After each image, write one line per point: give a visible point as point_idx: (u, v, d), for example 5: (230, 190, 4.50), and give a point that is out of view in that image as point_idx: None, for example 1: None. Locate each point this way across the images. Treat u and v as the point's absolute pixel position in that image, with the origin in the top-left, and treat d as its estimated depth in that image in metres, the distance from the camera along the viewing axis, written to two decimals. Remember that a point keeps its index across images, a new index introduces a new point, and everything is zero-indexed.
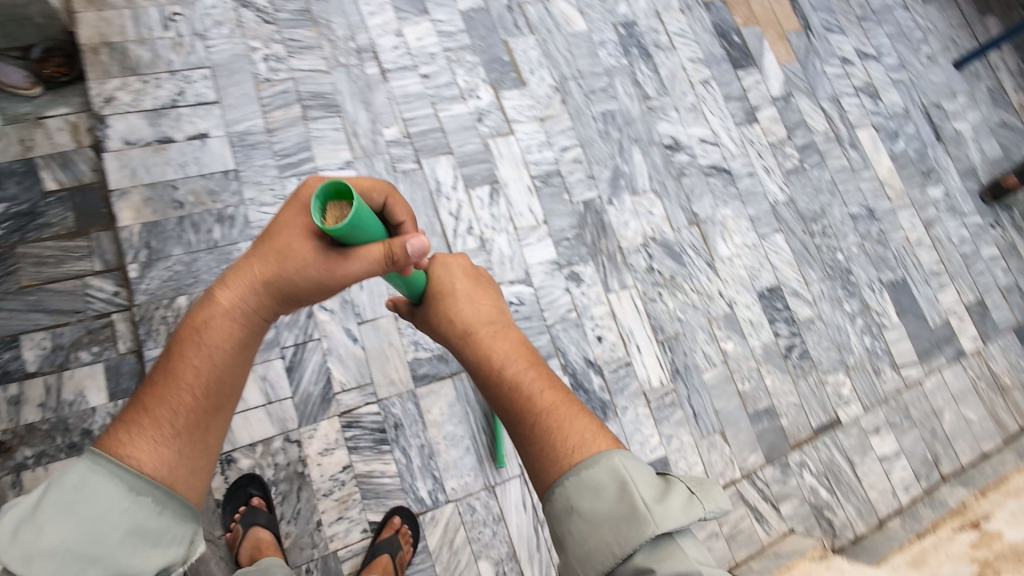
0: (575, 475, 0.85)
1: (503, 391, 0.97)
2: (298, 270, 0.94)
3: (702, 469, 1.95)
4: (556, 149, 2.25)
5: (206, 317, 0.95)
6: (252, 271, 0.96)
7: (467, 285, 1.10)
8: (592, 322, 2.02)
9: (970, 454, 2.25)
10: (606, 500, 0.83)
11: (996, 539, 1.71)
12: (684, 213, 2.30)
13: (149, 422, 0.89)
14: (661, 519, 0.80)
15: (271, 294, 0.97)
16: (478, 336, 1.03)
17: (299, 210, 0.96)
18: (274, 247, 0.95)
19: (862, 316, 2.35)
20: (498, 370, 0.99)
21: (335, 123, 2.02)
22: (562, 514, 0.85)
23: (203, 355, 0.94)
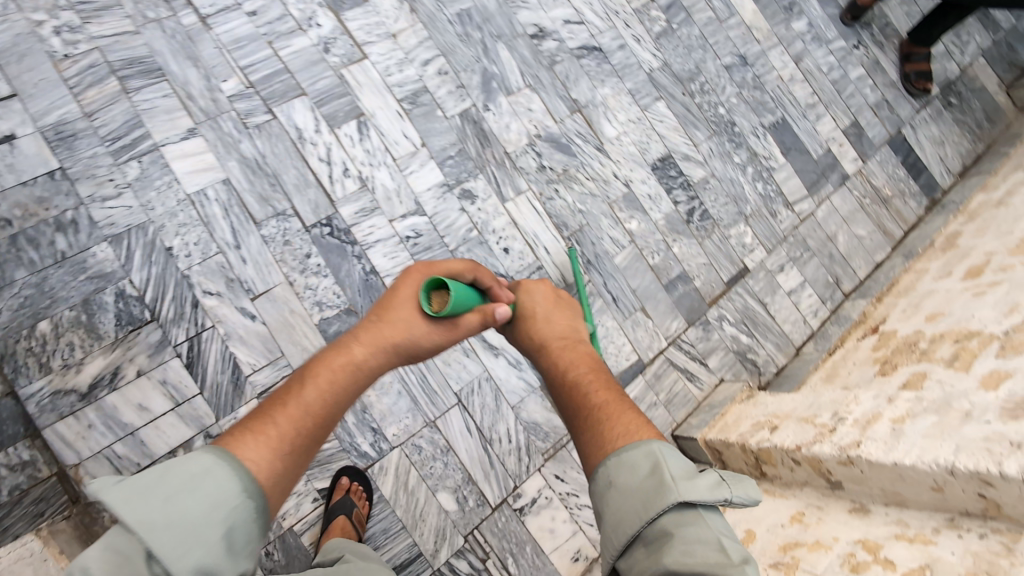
0: (615, 458, 0.82)
1: (572, 402, 0.91)
2: (404, 331, 0.96)
3: (631, 347, 2.04)
4: (417, 64, 2.10)
5: (331, 355, 0.93)
6: (371, 324, 0.97)
7: (553, 300, 1.10)
8: (496, 236, 1.99)
9: (866, 267, 2.43)
10: (636, 474, 0.80)
11: (892, 338, 1.90)
12: (564, 103, 2.24)
13: (263, 438, 0.80)
14: (688, 491, 0.77)
15: (382, 348, 0.95)
16: (553, 349, 1.01)
17: (420, 271, 1.01)
18: (385, 311, 0.98)
19: (751, 165, 2.42)
20: (576, 375, 0.94)
21: (163, 89, 1.80)
22: (601, 490, 0.82)
23: (321, 394, 0.87)
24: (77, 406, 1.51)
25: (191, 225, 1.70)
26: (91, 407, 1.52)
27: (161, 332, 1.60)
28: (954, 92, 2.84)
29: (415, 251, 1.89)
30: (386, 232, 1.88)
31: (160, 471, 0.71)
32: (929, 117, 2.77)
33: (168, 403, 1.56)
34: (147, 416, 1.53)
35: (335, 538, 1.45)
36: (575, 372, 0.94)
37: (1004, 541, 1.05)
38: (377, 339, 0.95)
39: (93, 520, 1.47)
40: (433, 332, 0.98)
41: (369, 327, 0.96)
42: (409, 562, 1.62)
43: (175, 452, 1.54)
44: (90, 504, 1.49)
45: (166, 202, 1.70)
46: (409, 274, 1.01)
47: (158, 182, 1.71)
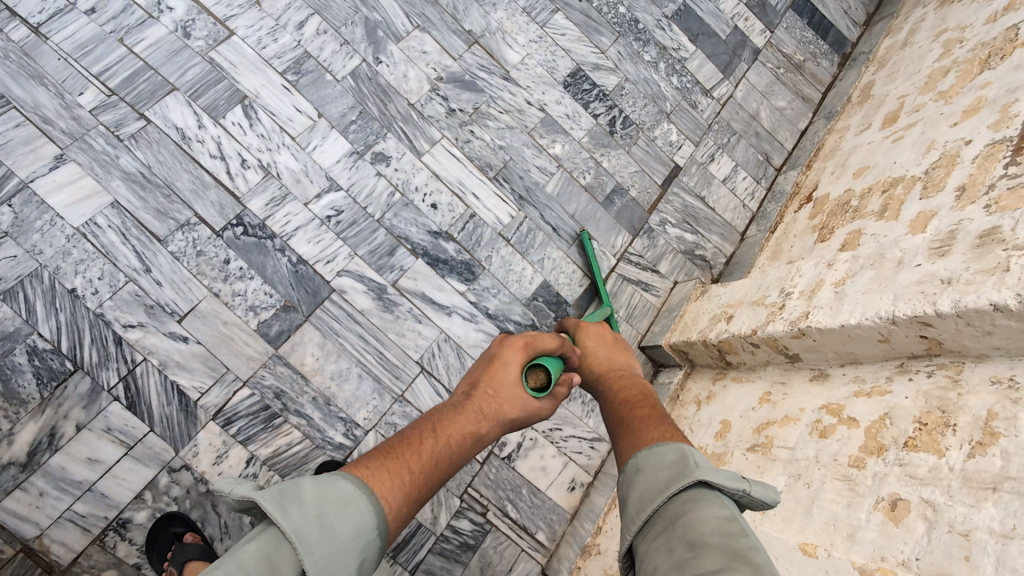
0: (646, 451, 0.78)
1: (622, 412, 0.92)
2: (519, 399, 0.92)
3: (582, 272, 2.02)
4: (292, 29, 1.94)
5: (447, 412, 0.87)
6: (487, 392, 0.92)
7: (616, 343, 1.15)
8: (420, 194, 1.91)
9: (792, 138, 2.44)
10: (664, 457, 0.75)
11: (825, 202, 1.93)
12: (458, 37, 2.12)
13: (400, 484, 0.73)
14: (709, 473, 0.71)
15: (497, 419, 0.90)
16: (618, 379, 1.03)
17: (526, 341, 0.99)
18: (495, 381, 0.94)
19: (662, 60, 2.36)
20: (639, 395, 0.96)
21: (14, 118, 1.61)
22: (630, 477, 0.76)
23: (448, 451, 0.81)
24: (21, 477, 1.40)
25: (89, 259, 1.57)
26: (36, 475, 1.41)
27: (90, 378, 1.50)
28: None
29: (340, 230, 1.80)
30: (303, 217, 1.78)
31: (303, 483, 0.64)
32: None
33: (120, 448, 1.47)
34: (101, 468, 1.44)
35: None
36: (634, 391, 0.97)
37: (950, 374, 1.10)
38: (493, 406, 0.90)
39: None
40: (535, 403, 0.95)
41: (484, 394, 0.91)
42: (410, 537, 1.62)
43: (141, 495, 1.46)
44: (67, 569, 1.38)
45: (54, 241, 1.56)
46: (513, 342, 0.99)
47: (38, 222, 1.56)
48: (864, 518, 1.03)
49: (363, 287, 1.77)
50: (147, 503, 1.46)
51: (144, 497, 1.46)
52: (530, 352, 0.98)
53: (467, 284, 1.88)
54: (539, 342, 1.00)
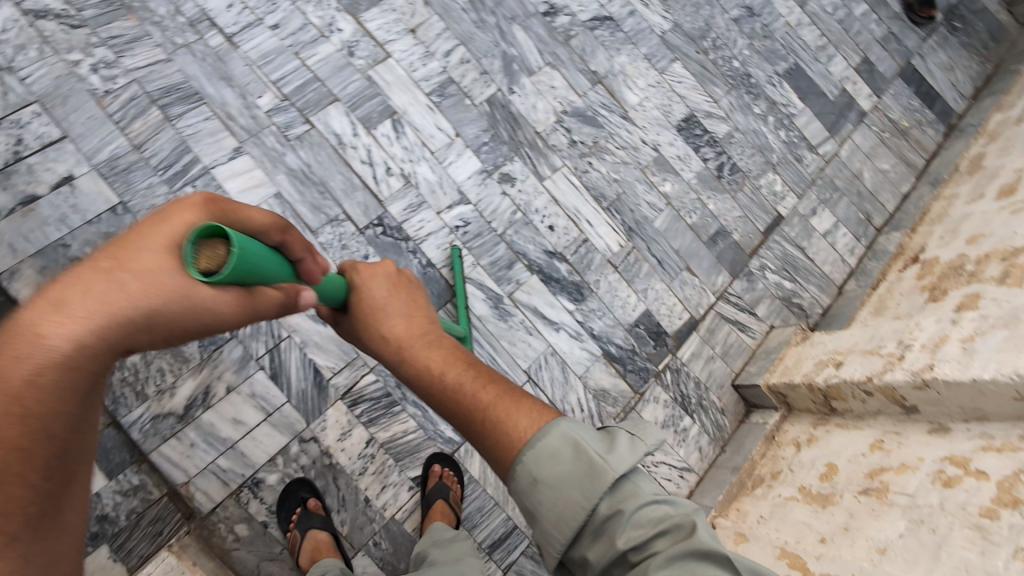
0: (535, 456, 0.78)
1: (458, 401, 0.88)
2: (162, 300, 0.70)
3: (682, 306, 2.10)
4: (439, 56, 2.13)
5: (16, 340, 0.64)
6: (97, 306, 0.66)
7: (408, 293, 1.05)
8: (540, 215, 2.04)
9: (894, 200, 2.46)
10: (562, 464, 0.76)
11: (935, 265, 1.95)
12: (585, 75, 2.27)
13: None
14: (615, 463, 0.76)
15: (113, 324, 0.67)
16: (421, 350, 0.96)
17: (166, 224, 0.72)
18: (104, 280, 0.67)
19: (772, 113, 2.44)
20: (454, 375, 0.90)
21: (204, 112, 1.84)
22: (526, 488, 0.77)
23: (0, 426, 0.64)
24: (178, 428, 1.56)
25: None
26: (191, 426, 1.57)
27: (242, 347, 1.65)
28: (957, 16, 2.81)
29: (467, 240, 1.94)
30: (435, 224, 1.93)
31: None
32: (935, 45, 2.73)
33: (261, 414, 1.62)
34: (244, 429, 1.60)
35: (439, 521, 1.55)
36: (451, 368, 0.92)
37: None
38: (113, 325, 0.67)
39: (210, 532, 1.53)
40: (214, 293, 0.73)
41: (80, 304, 0.66)
42: (506, 536, 1.70)
43: (274, 459, 1.61)
44: (206, 517, 1.54)
45: None
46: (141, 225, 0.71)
47: None
48: (999, 565, 1.06)
49: (483, 294, 1.89)
50: (278, 467, 1.61)
51: (276, 462, 1.61)
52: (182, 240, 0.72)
53: (576, 304, 1.98)
54: (189, 223, 0.73)
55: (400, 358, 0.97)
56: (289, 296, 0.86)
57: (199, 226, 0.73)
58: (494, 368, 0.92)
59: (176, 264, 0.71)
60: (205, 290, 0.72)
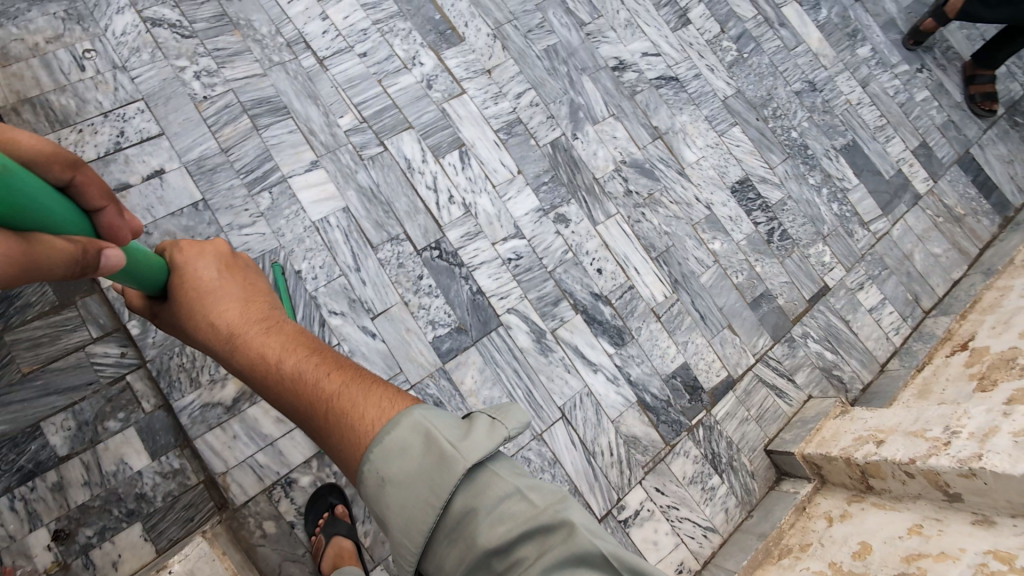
0: (378, 450, 0.70)
1: (300, 397, 0.77)
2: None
3: (720, 363, 2.10)
4: (510, 97, 2.25)
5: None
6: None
7: (247, 276, 0.96)
8: (590, 257, 2.09)
9: (943, 284, 2.44)
10: (411, 456, 0.70)
11: (985, 354, 1.93)
12: (646, 130, 2.35)
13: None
14: (468, 451, 0.70)
15: None
16: (262, 335, 0.85)
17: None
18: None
19: (826, 185, 2.47)
20: (296, 363, 0.80)
21: (289, 126, 1.97)
22: (374, 490, 0.70)
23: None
24: (224, 418, 1.62)
25: (317, 250, 1.84)
26: (236, 418, 1.63)
27: None
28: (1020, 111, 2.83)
29: (517, 272, 1.99)
30: (488, 254, 1.99)
31: None
32: (996, 136, 2.75)
33: None
34: (284, 428, 1.65)
35: None
36: (296, 353, 0.81)
37: None
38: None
39: (239, 525, 1.57)
40: None
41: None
42: None
43: (309, 462, 1.65)
44: (238, 509, 1.58)
45: (294, 229, 1.85)
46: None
47: (287, 211, 1.86)
48: None
49: (526, 326, 1.93)
50: (312, 470, 1.65)
51: (311, 464, 1.65)
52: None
53: (615, 348, 2.00)
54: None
55: (229, 348, 0.85)
56: (83, 252, 0.71)
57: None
58: (340, 356, 0.83)
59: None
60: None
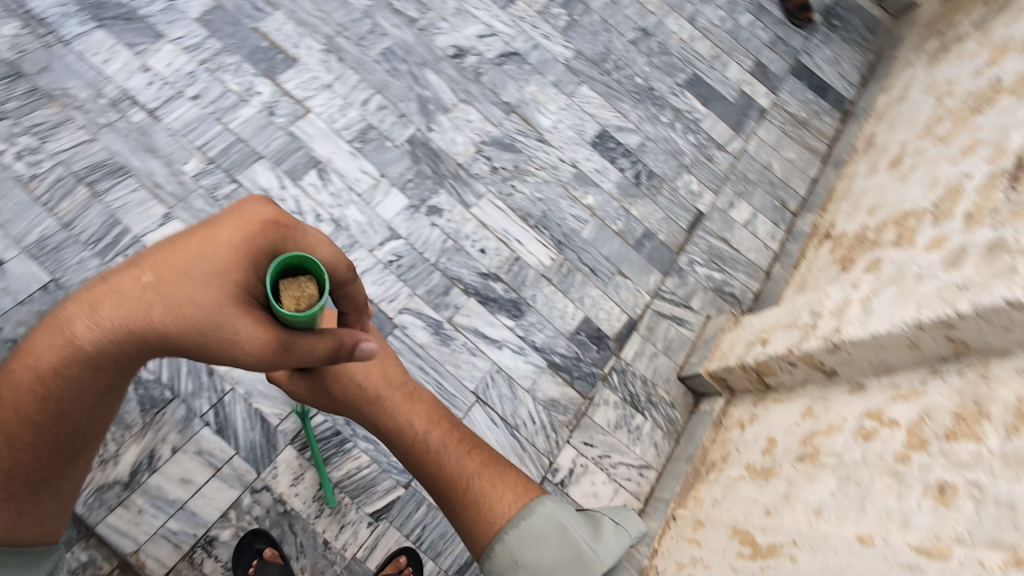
0: (517, 533, 0.89)
1: (441, 469, 0.97)
2: (204, 309, 0.82)
3: (619, 308, 2.18)
4: (358, 106, 2.25)
5: (96, 297, 0.79)
6: (147, 292, 0.80)
7: (392, 367, 1.15)
8: (470, 240, 2.13)
9: (804, 185, 2.61)
10: (544, 543, 0.88)
11: (843, 237, 2.09)
12: (498, 107, 2.41)
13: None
14: (602, 554, 0.89)
15: (171, 316, 0.81)
16: (410, 420, 1.04)
17: (231, 231, 0.85)
18: (166, 271, 0.82)
19: (679, 121, 2.61)
20: (439, 446, 0.99)
21: (131, 185, 1.90)
22: (507, 568, 0.88)
23: (61, 377, 0.81)
24: (124, 495, 1.55)
25: None
26: (138, 492, 1.57)
27: (184, 406, 1.66)
28: (834, 14, 3.06)
29: (402, 272, 2.01)
30: (369, 262, 1.99)
31: None
32: (819, 41, 2.97)
33: (209, 470, 1.62)
34: (192, 488, 1.59)
35: None
36: (439, 434, 1.01)
37: (976, 371, 1.19)
38: (157, 323, 0.80)
39: None
40: (255, 325, 0.85)
41: (143, 284, 0.81)
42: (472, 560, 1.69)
43: (226, 515, 1.60)
44: None
45: None
46: (213, 218, 0.87)
47: None
48: (915, 505, 1.11)
49: (422, 322, 1.95)
50: (232, 522, 1.60)
51: (228, 517, 1.60)
52: (251, 253, 0.86)
53: (515, 320, 2.05)
54: (253, 237, 0.86)
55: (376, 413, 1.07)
56: (338, 347, 0.91)
57: (273, 249, 0.88)
58: (471, 433, 1.04)
59: (237, 280, 0.85)
60: (251, 309, 0.85)
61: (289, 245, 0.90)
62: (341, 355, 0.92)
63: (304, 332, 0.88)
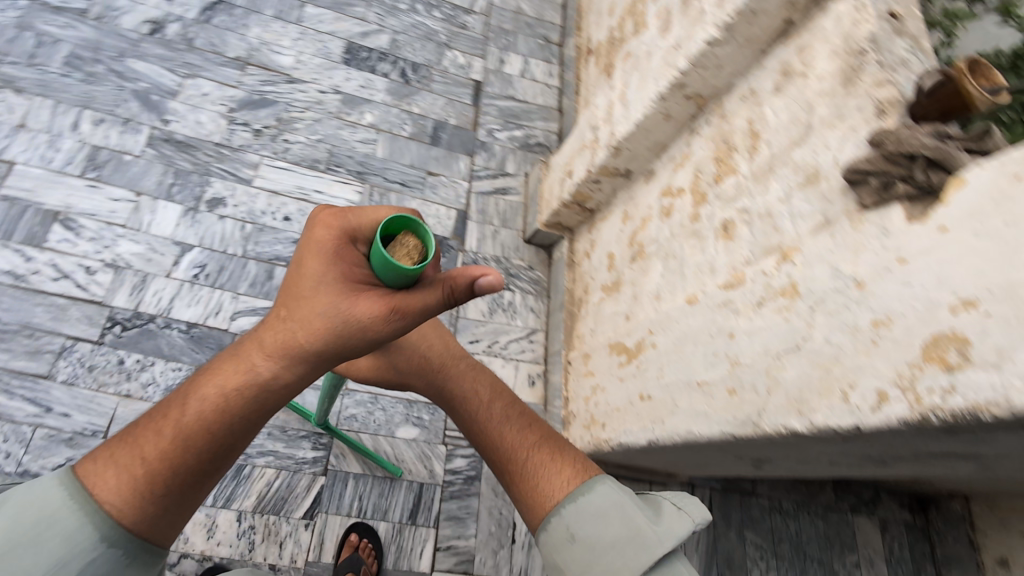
0: (573, 510, 0.82)
1: (502, 445, 0.90)
2: (329, 306, 0.77)
3: (446, 206, 2.16)
4: (69, 132, 1.91)
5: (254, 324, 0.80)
6: (287, 315, 0.78)
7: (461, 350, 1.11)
8: (269, 214, 1.98)
9: (555, 16, 2.71)
10: (610, 521, 0.82)
11: (597, 47, 2.20)
12: (229, 65, 2.16)
13: (124, 481, 0.69)
14: (664, 536, 0.81)
15: (305, 313, 0.77)
16: (484, 399, 0.97)
17: (328, 228, 0.81)
18: (296, 289, 0.79)
19: (418, 3, 2.52)
20: (506, 422, 0.93)
21: None
22: (561, 544, 0.81)
23: (221, 418, 0.72)
24: None
25: None
26: None
27: None
28: None
29: (216, 280, 1.84)
30: (172, 287, 1.80)
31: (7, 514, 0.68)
32: None
33: None
34: None
35: None
36: (513, 410, 0.95)
37: (718, 114, 1.30)
38: (306, 333, 0.76)
39: None
40: (362, 303, 0.79)
41: (282, 313, 0.78)
42: (418, 498, 1.76)
43: None
44: None
45: None
46: (306, 228, 0.82)
47: None
48: (714, 251, 1.21)
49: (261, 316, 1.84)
50: None
51: None
52: (349, 243, 0.82)
53: None
54: (351, 223, 0.82)
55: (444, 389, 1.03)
56: (446, 289, 0.83)
57: (369, 226, 0.83)
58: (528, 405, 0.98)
59: (351, 270, 0.81)
60: (368, 292, 0.80)
61: (369, 218, 0.82)
62: (460, 291, 0.83)
63: (415, 288, 0.83)
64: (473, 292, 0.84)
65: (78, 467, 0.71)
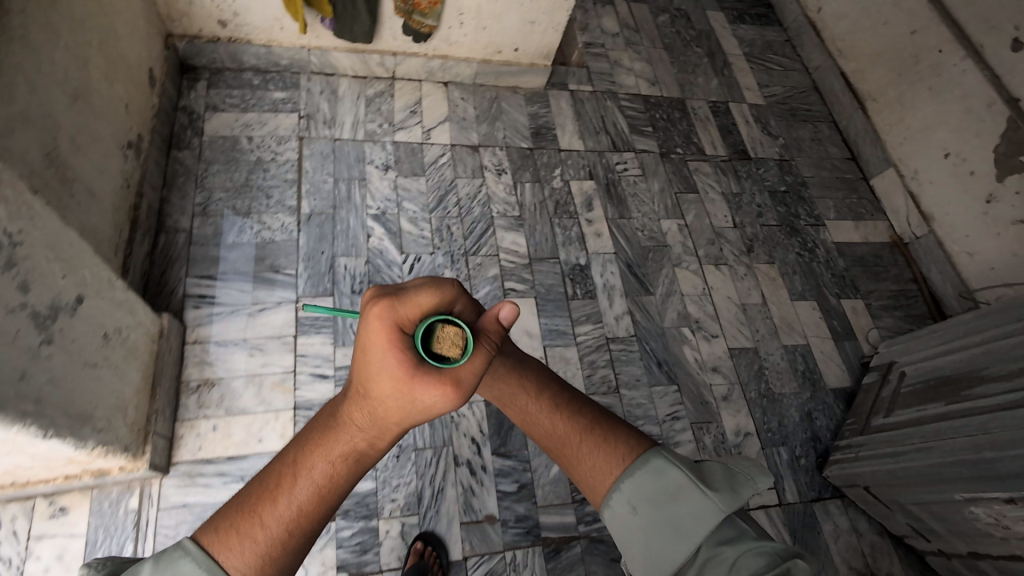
0: (630, 477, 0.92)
1: (561, 425, 0.98)
2: (397, 396, 0.81)
3: None
4: None
5: (356, 407, 0.85)
6: (362, 399, 0.84)
7: (517, 353, 1.08)
8: None
9: None
10: (665, 486, 0.91)
11: None
12: None
13: (252, 547, 0.81)
14: (715, 492, 0.91)
15: (392, 408, 0.82)
16: (525, 396, 1.03)
17: (385, 321, 0.79)
18: (369, 377, 0.82)
19: None
20: (552, 415, 0.99)
21: None
22: (623, 516, 0.92)
23: (322, 490, 0.83)
24: None
25: None
26: None
27: None
28: None
29: None
30: None
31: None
32: None
33: None
34: None
35: None
36: (559, 395, 1.02)
37: None
38: (378, 422, 0.85)
39: None
40: (431, 390, 0.81)
41: (364, 396, 0.84)
42: None
43: None
44: None
45: None
46: (367, 308, 0.81)
47: None
48: None
49: None
50: None
51: None
52: (403, 335, 0.80)
53: None
54: (404, 317, 0.81)
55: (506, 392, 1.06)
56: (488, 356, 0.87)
57: (416, 323, 0.82)
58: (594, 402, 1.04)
59: (402, 353, 0.80)
60: (424, 368, 0.81)
61: (410, 309, 0.81)
62: (496, 335, 0.91)
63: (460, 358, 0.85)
64: (502, 329, 0.93)
65: (206, 535, 0.82)
